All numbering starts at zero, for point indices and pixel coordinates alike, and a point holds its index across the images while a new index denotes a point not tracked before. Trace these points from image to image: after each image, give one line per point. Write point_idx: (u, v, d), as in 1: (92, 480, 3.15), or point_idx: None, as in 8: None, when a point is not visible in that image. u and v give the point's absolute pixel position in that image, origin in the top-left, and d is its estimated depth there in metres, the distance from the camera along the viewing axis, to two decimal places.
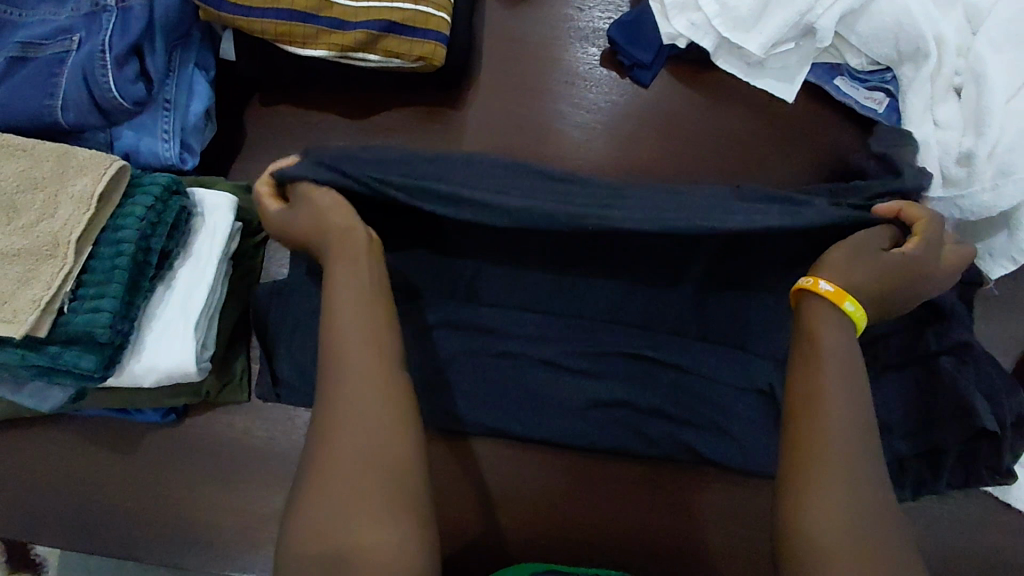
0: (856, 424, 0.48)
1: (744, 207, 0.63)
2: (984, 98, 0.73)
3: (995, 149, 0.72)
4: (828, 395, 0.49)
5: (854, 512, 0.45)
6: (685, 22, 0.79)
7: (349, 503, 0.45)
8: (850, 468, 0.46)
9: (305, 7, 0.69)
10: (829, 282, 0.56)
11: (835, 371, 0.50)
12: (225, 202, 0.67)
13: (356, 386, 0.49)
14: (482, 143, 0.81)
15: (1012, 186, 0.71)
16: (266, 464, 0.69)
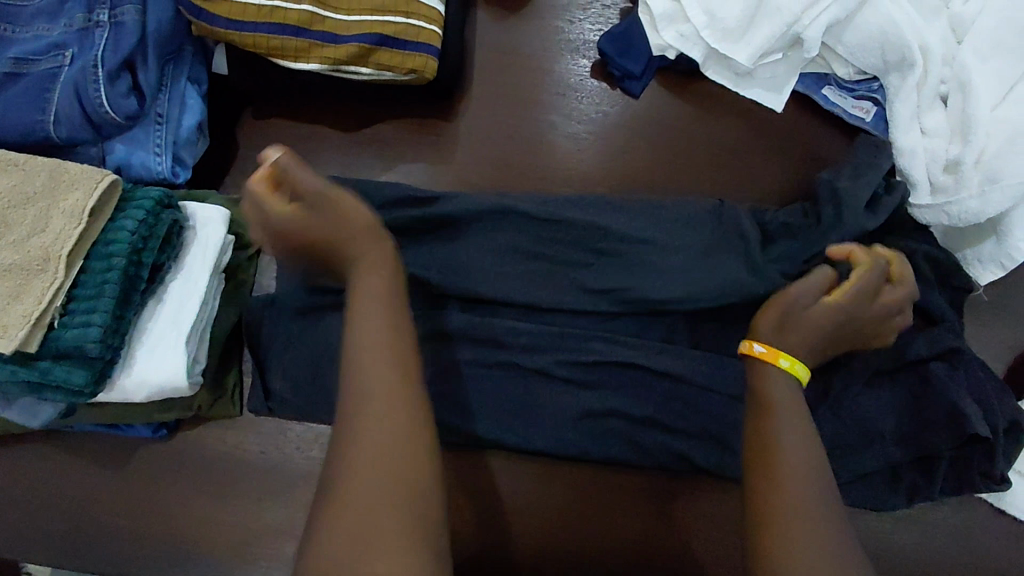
0: (806, 449, 0.51)
1: (689, 254, 0.71)
2: (970, 107, 0.74)
3: (981, 157, 0.73)
4: (776, 424, 0.52)
5: (815, 535, 0.47)
6: (673, 34, 0.80)
7: (364, 531, 0.45)
8: (805, 494, 0.49)
9: (296, 21, 0.70)
10: (761, 342, 0.55)
11: (782, 400, 0.53)
12: (218, 215, 0.67)
13: (370, 411, 0.49)
14: (475, 153, 0.81)
15: (998, 193, 0.71)
16: (258, 478, 0.69)
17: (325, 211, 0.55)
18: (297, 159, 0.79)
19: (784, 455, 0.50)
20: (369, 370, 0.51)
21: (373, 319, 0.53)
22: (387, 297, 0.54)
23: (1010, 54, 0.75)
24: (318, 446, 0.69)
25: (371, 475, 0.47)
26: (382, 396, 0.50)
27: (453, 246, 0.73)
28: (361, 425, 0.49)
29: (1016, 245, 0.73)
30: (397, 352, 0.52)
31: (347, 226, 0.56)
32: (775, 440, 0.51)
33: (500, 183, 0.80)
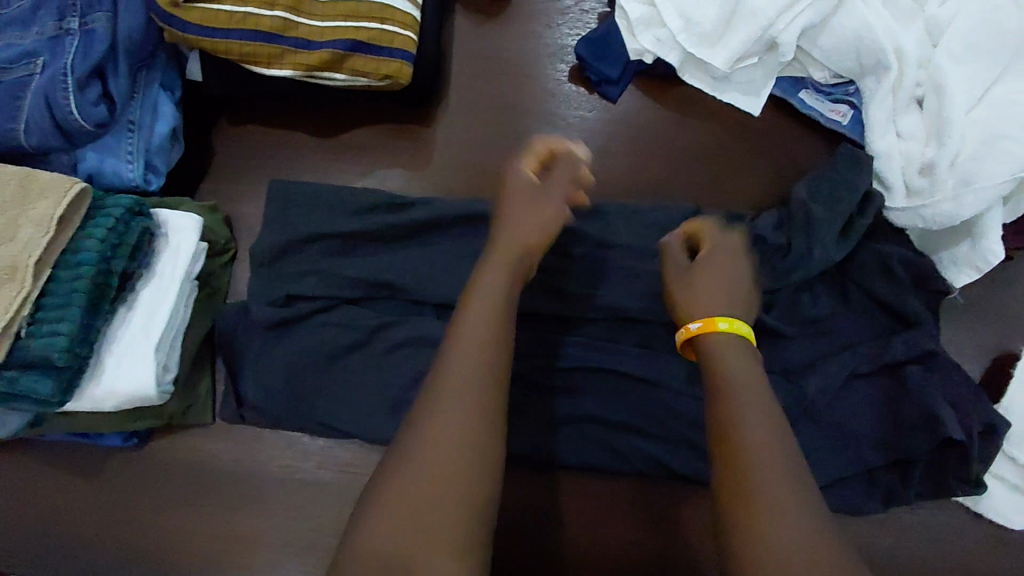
0: (770, 427, 0.48)
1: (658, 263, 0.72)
2: (946, 110, 0.73)
3: (956, 158, 0.73)
4: (736, 402, 0.50)
5: (778, 518, 0.43)
6: (650, 38, 0.80)
7: (408, 529, 0.44)
8: (766, 475, 0.45)
9: (269, 28, 0.69)
10: (692, 320, 0.57)
11: (745, 377, 0.52)
12: (190, 222, 0.67)
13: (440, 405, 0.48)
14: (454, 159, 0.81)
15: (970, 197, 0.72)
16: (232, 486, 0.68)
17: (529, 190, 0.64)
18: (271, 165, 0.79)
19: (749, 434, 0.48)
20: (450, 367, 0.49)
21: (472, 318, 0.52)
22: (498, 299, 0.54)
23: (986, 56, 0.74)
24: (293, 453, 0.69)
25: (420, 471, 0.45)
26: (462, 392, 0.48)
27: (430, 252, 0.73)
28: (433, 421, 0.47)
29: (990, 247, 0.73)
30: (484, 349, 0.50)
31: (534, 208, 0.62)
32: (734, 420, 0.49)
33: (480, 189, 0.80)
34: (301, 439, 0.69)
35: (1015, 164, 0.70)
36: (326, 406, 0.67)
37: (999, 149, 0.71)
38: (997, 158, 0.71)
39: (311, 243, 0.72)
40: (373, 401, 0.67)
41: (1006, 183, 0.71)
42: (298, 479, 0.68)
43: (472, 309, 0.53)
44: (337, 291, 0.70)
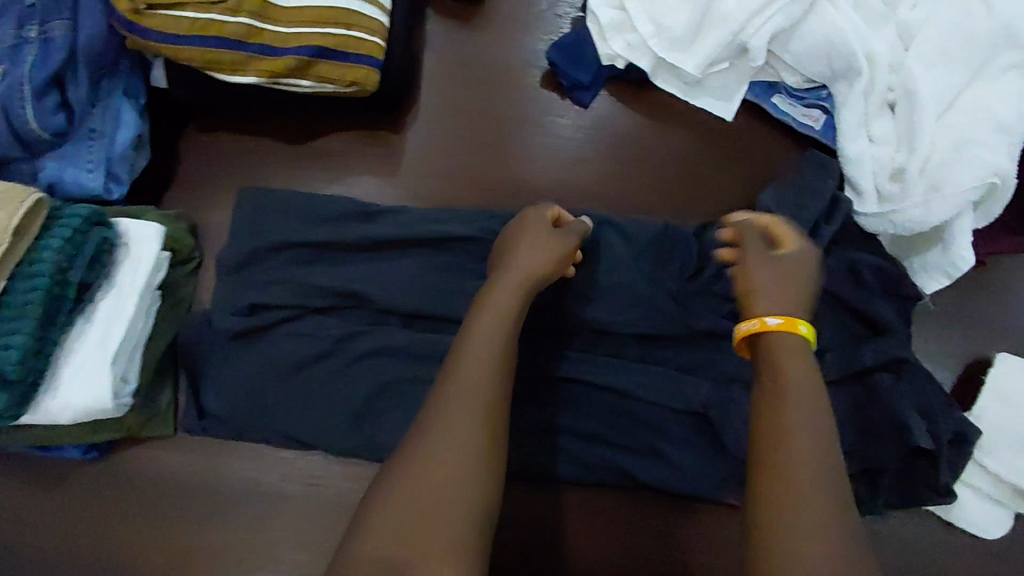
0: (814, 448, 0.49)
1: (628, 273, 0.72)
2: (916, 115, 0.73)
3: (926, 164, 0.72)
4: (782, 419, 0.51)
5: (808, 536, 0.44)
6: (622, 43, 0.79)
7: (410, 527, 0.44)
8: (804, 498, 0.46)
9: (232, 34, 0.68)
10: (774, 314, 0.57)
11: (791, 390, 0.52)
12: (152, 231, 0.66)
13: (453, 415, 0.49)
14: (424, 166, 0.80)
15: (940, 202, 0.71)
16: (193, 499, 0.68)
17: (538, 234, 0.65)
18: (238, 172, 0.78)
19: (790, 455, 0.48)
20: (464, 383, 0.51)
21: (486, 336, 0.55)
22: (507, 320, 0.56)
23: (955, 61, 0.74)
24: (255, 464, 0.68)
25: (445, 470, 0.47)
26: (470, 404, 0.50)
27: (397, 261, 0.72)
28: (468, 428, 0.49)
29: (961, 252, 0.73)
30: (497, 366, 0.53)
31: (540, 242, 0.64)
32: (780, 437, 0.50)
33: (451, 197, 0.80)
34: (263, 450, 0.68)
35: (983, 169, 0.70)
36: (290, 416, 0.67)
37: (968, 154, 0.71)
38: (965, 163, 0.71)
39: (273, 254, 0.70)
40: (337, 410, 0.67)
41: (976, 188, 0.71)
42: (261, 490, 0.68)
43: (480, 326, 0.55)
44: (303, 300, 0.69)
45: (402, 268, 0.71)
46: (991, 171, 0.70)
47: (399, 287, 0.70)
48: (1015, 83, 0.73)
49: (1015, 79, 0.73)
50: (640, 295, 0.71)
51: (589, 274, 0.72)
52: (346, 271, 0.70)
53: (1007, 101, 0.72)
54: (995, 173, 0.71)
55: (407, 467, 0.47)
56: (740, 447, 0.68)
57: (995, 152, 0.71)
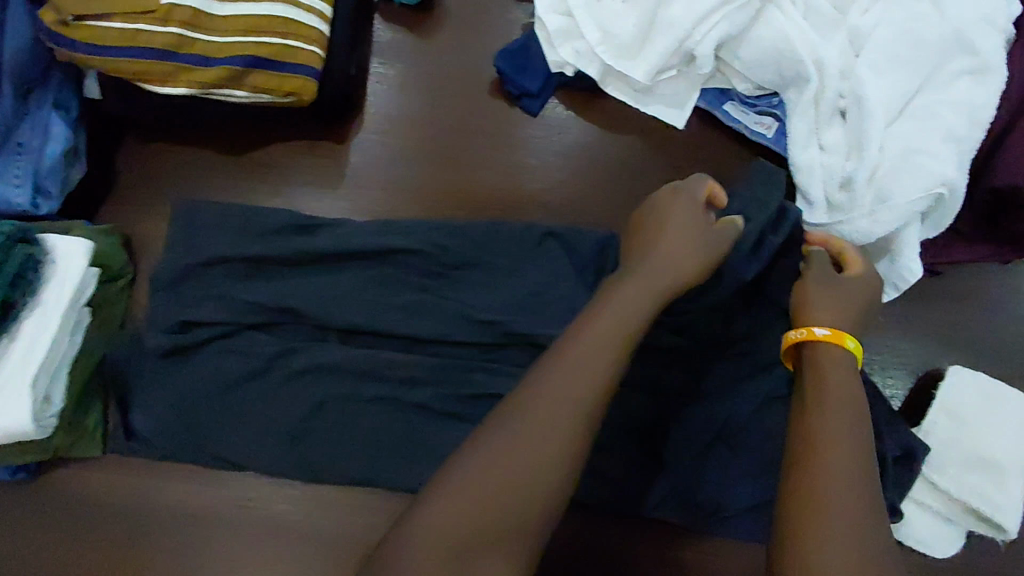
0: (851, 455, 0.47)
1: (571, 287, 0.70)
2: (867, 123, 0.70)
3: (875, 172, 0.70)
4: (820, 422, 0.49)
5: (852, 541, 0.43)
6: (570, 51, 0.78)
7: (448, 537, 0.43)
8: (842, 511, 0.44)
9: (161, 45, 0.67)
10: (823, 326, 0.55)
11: (828, 394, 0.51)
12: (80, 247, 0.64)
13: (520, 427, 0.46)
14: (369, 176, 0.78)
15: (885, 214, 0.70)
16: (123, 521, 0.66)
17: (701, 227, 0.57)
18: (177, 184, 0.76)
19: (837, 464, 0.46)
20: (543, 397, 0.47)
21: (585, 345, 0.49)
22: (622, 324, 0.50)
23: (907, 66, 0.71)
24: (187, 485, 0.67)
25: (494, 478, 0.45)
26: (553, 419, 0.46)
27: (335, 276, 0.70)
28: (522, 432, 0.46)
29: (908, 264, 0.71)
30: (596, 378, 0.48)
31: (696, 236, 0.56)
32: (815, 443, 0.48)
33: (398, 208, 0.77)
34: (194, 470, 0.67)
35: (931, 180, 0.68)
36: (221, 437, 0.65)
37: (915, 164, 0.69)
38: (912, 174, 0.69)
39: (209, 269, 0.69)
40: (270, 430, 0.66)
41: (922, 200, 0.69)
42: (191, 511, 0.66)
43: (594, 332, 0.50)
44: (237, 316, 0.67)
45: (343, 281, 0.70)
46: (940, 181, 0.68)
47: (336, 302, 0.69)
48: (967, 90, 0.70)
49: (968, 86, 0.70)
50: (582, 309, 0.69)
51: (531, 288, 0.71)
52: (283, 286, 0.69)
53: (959, 109, 0.70)
54: (943, 184, 0.68)
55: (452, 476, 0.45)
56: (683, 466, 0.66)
57: (945, 162, 0.69)
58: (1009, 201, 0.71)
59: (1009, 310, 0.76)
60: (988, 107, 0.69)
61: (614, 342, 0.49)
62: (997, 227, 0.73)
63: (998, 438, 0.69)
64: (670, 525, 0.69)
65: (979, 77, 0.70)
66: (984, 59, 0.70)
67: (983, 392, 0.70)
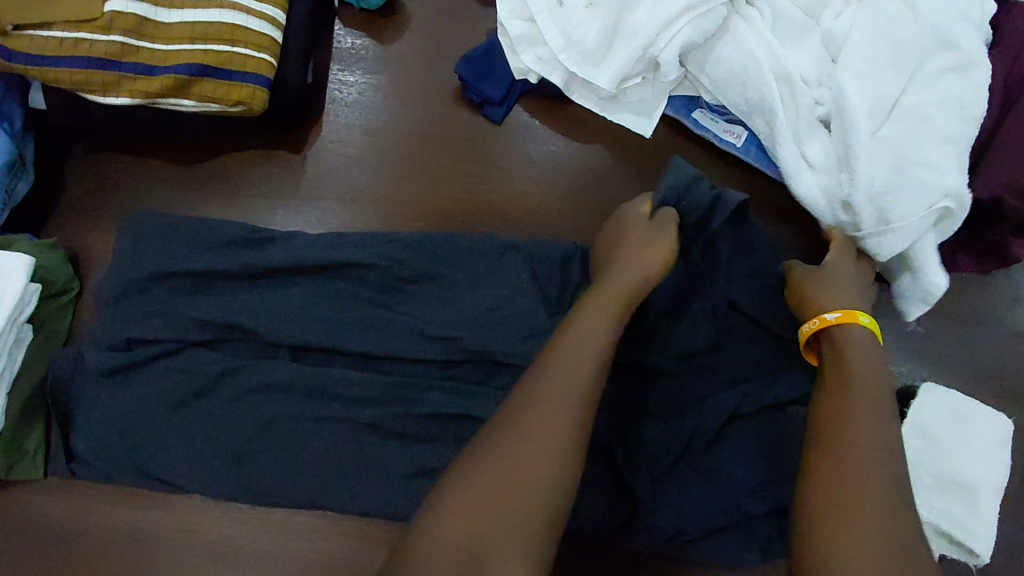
0: (885, 443, 0.48)
1: (528, 299, 0.67)
2: (849, 134, 0.67)
3: (872, 191, 0.66)
4: (849, 409, 0.50)
5: (877, 511, 0.44)
6: (532, 56, 0.75)
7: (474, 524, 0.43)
8: (877, 494, 0.45)
9: (103, 53, 0.65)
10: (835, 310, 0.58)
11: (859, 382, 0.52)
12: (19, 262, 0.61)
13: (542, 410, 0.47)
14: (326, 187, 0.76)
15: (890, 237, 0.67)
16: (63, 544, 0.64)
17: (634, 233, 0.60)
18: (127, 195, 0.74)
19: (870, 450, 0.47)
20: (557, 382, 0.48)
21: (582, 340, 0.51)
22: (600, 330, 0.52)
23: (886, 69, 0.68)
24: (132, 507, 0.65)
25: (506, 467, 0.45)
26: (566, 406, 0.47)
27: (287, 291, 0.67)
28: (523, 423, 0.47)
29: (932, 279, 0.68)
30: (591, 369, 0.49)
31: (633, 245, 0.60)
32: (847, 429, 0.49)
33: (357, 220, 0.75)
34: (140, 492, 0.65)
35: (932, 195, 0.65)
36: (164, 458, 0.63)
37: (915, 176, 0.66)
38: (912, 186, 0.65)
39: (156, 284, 0.67)
40: (216, 450, 0.64)
41: (927, 215, 0.66)
42: (135, 535, 0.64)
43: (577, 332, 0.51)
44: (183, 333, 0.65)
45: (295, 295, 0.67)
46: (944, 194, 0.65)
47: (285, 318, 0.66)
48: (954, 88, 0.67)
49: (954, 82, 0.67)
50: (537, 323, 0.66)
51: (488, 300, 0.67)
52: (232, 301, 0.67)
53: (950, 109, 0.66)
54: (947, 195, 0.65)
55: (483, 460, 0.45)
56: (646, 490, 0.63)
57: (944, 170, 0.65)
58: (990, 211, 0.70)
59: (984, 322, 0.74)
60: (977, 105, 0.67)
61: (594, 350, 0.50)
62: (974, 234, 0.73)
63: (971, 459, 0.66)
64: (632, 551, 0.65)
65: (962, 72, 0.67)
66: (966, 54, 0.67)
67: (956, 410, 0.68)
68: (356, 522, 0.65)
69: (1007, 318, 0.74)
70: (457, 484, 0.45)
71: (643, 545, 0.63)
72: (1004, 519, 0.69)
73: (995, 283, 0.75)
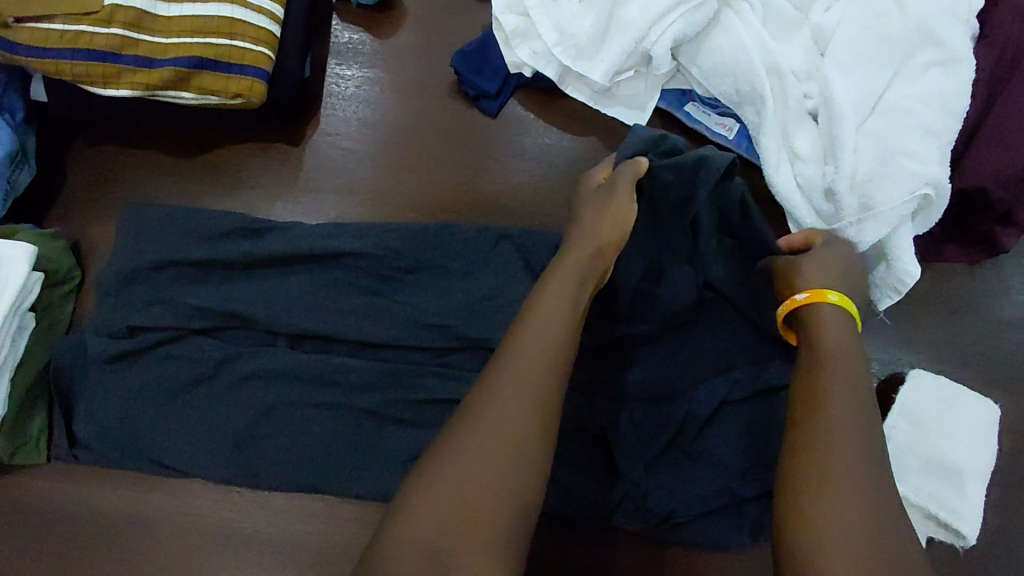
0: (856, 424, 0.49)
1: (522, 287, 0.68)
2: (835, 126, 0.68)
3: (853, 180, 0.68)
4: (822, 391, 0.51)
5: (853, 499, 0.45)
6: (527, 51, 0.76)
7: (453, 501, 0.44)
8: (850, 482, 0.46)
9: (104, 46, 0.66)
10: (802, 290, 0.58)
11: (833, 364, 0.52)
12: (22, 252, 0.62)
13: (510, 390, 0.48)
14: (324, 179, 0.77)
15: (871, 222, 0.66)
16: (65, 528, 0.65)
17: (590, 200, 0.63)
18: (128, 187, 0.75)
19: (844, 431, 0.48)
20: (521, 363, 0.49)
21: (543, 320, 0.52)
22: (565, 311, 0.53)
23: (872, 65, 0.70)
24: (132, 491, 0.66)
25: (480, 454, 0.45)
26: (531, 384, 0.48)
27: (285, 281, 0.69)
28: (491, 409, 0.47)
29: (905, 267, 0.68)
30: (554, 346, 0.50)
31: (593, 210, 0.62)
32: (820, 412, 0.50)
33: (354, 212, 0.76)
34: (140, 477, 0.66)
35: (913, 182, 0.66)
36: (165, 443, 0.65)
37: (898, 165, 0.66)
38: (894, 175, 0.66)
39: (156, 273, 0.68)
40: (215, 436, 0.65)
41: (907, 202, 0.66)
42: (136, 519, 0.65)
43: (540, 311, 0.52)
44: (183, 322, 0.66)
45: (294, 284, 0.69)
46: (926, 182, 0.65)
47: (284, 306, 0.68)
48: (939, 82, 0.68)
49: (937, 77, 0.68)
50: None
51: (484, 288, 0.69)
52: (232, 289, 0.68)
53: (934, 101, 0.67)
54: (929, 184, 0.65)
55: (459, 440, 0.46)
56: (638, 473, 0.64)
57: (925, 160, 0.66)
58: (975, 202, 0.72)
59: (971, 311, 0.76)
60: (962, 99, 0.67)
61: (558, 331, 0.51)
62: (962, 227, 0.75)
63: (956, 443, 0.68)
64: (626, 534, 0.66)
65: (946, 68, 0.68)
66: (950, 49, 0.68)
67: (942, 395, 0.69)
68: (352, 505, 0.66)
69: (994, 307, 0.76)
70: (434, 465, 0.46)
71: (634, 527, 0.64)
72: (990, 503, 0.70)
73: (982, 273, 0.77)
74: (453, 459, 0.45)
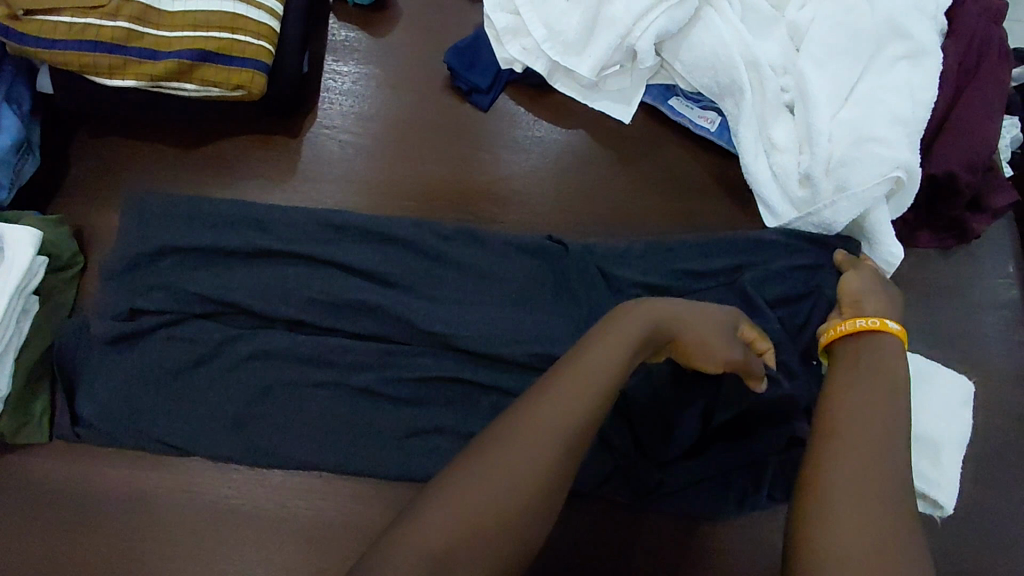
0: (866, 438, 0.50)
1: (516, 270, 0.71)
2: (809, 116, 0.72)
3: (829, 166, 0.71)
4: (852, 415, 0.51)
5: (870, 506, 0.45)
6: (518, 47, 0.80)
7: (489, 490, 0.44)
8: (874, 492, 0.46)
9: (110, 38, 0.68)
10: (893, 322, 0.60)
11: (866, 392, 0.53)
12: (26, 235, 0.64)
13: (556, 400, 0.47)
14: (321, 170, 0.80)
15: (845, 204, 0.70)
16: (67, 505, 0.66)
17: (721, 330, 0.58)
18: (130, 175, 0.78)
19: (851, 441, 0.49)
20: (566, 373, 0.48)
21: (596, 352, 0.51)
22: (618, 349, 0.51)
23: (846, 58, 0.73)
24: (133, 470, 0.67)
25: (504, 460, 0.45)
26: (563, 404, 0.47)
27: (282, 265, 0.70)
28: (523, 422, 0.46)
29: (890, 251, 0.72)
30: (606, 364, 0.49)
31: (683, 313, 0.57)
32: (830, 429, 0.51)
33: (352, 201, 0.79)
34: (141, 455, 0.68)
35: (888, 166, 0.69)
36: (167, 422, 0.66)
37: (871, 151, 0.69)
38: (871, 159, 0.69)
39: (158, 257, 0.70)
40: (218, 413, 0.67)
41: (876, 185, 0.69)
42: (137, 496, 0.67)
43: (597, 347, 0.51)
44: (185, 305, 0.68)
45: (289, 267, 0.70)
46: (896, 165, 0.69)
47: (283, 290, 0.69)
48: (907, 74, 0.72)
49: (905, 70, 0.72)
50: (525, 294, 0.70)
51: (479, 270, 0.71)
52: (234, 274, 0.70)
53: (902, 93, 0.71)
54: (901, 167, 0.69)
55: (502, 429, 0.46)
56: (627, 446, 0.67)
57: (898, 146, 0.69)
58: (946, 187, 0.75)
59: (944, 293, 0.79)
60: (928, 91, 0.71)
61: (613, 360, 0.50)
62: (932, 209, 0.77)
63: (932, 416, 0.70)
64: (616, 505, 0.68)
65: (914, 61, 0.72)
66: (918, 44, 0.72)
67: (915, 371, 0.72)
68: (347, 481, 0.68)
69: (966, 288, 0.79)
70: (455, 469, 0.46)
71: (623, 499, 0.67)
72: (966, 476, 0.72)
73: (956, 258, 0.80)
74: (463, 474, 0.45)
